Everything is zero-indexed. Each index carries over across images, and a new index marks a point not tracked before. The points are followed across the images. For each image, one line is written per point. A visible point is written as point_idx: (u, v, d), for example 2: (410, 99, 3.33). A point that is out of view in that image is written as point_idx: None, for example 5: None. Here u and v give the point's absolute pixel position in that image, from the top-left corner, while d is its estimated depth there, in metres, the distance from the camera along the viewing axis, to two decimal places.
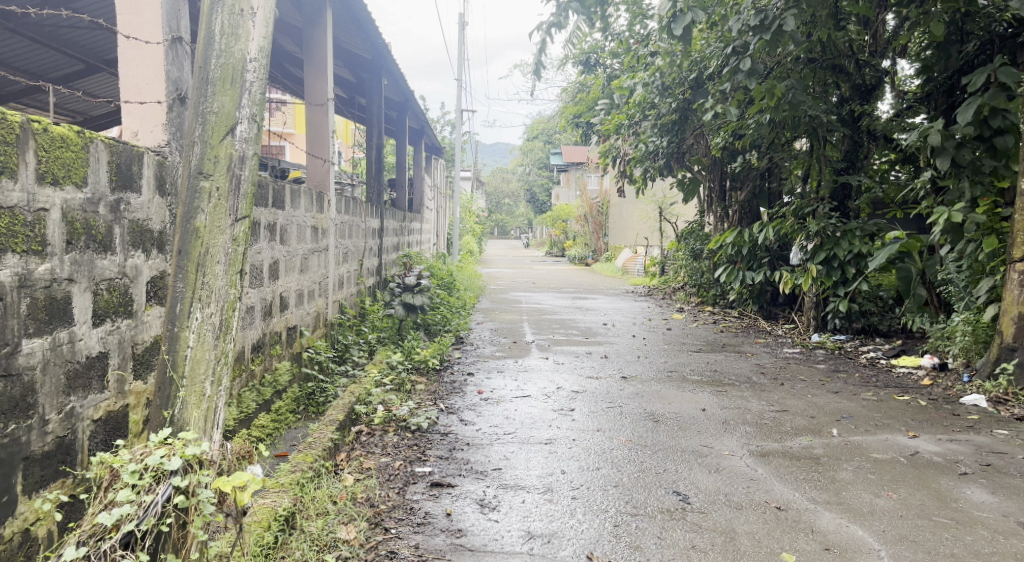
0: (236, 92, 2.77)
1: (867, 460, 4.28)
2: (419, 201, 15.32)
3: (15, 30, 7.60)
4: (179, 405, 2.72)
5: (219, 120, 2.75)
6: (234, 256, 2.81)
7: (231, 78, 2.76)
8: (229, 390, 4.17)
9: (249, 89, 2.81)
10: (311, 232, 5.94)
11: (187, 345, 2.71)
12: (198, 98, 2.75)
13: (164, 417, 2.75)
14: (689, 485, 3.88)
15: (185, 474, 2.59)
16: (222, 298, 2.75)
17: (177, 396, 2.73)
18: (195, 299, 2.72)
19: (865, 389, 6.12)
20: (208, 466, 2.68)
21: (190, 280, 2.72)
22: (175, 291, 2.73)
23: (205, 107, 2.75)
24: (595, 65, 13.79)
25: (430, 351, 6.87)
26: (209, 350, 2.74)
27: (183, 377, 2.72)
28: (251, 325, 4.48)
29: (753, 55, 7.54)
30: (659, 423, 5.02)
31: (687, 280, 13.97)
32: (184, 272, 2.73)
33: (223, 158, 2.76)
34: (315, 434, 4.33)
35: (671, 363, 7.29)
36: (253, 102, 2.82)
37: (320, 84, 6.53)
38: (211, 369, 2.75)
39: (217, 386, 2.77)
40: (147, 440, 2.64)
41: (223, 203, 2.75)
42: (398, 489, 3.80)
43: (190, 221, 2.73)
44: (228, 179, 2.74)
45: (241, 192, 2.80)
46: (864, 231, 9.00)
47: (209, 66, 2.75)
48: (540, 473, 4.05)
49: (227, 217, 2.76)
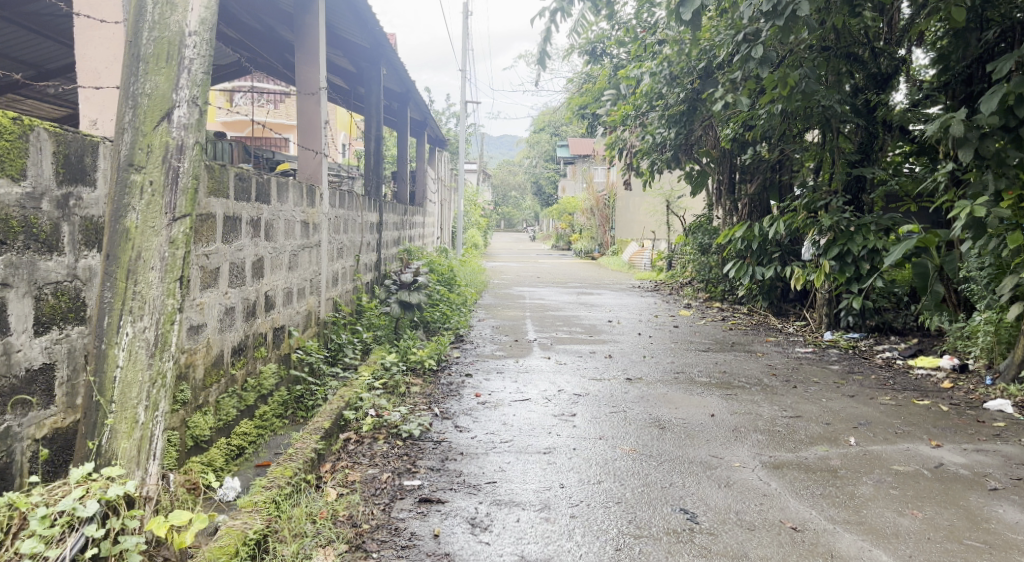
0: (171, 71, 2.72)
1: (888, 473, 3.99)
2: (421, 195, 15.05)
3: (12, 19, 7.33)
4: (108, 434, 2.67)
5: (152, 103, 2.70)
6: (173, 261, 2.76)
7: (165, 55, 2.71)
8: (204, 397, 3.86)
9: (188, 67, 2.75)
10: (302, 227, 5.67)
11: (117, 364, 2.67)
12: (128, 79, 2.70)
13: (89, 447, 2.69)
14: (697, 502, 3.61)
15: (101, 521, 2.53)
16: (157, 309, 2.71)
17: (106, 423, 2.69)
18: (126, 311, 2.68)
19: (882, 392, 5.83)
20: (140, 505, 2.65)
21: (120, 290, 2.68)
22: (104, 302, 2.69)
23: (137, 89, 2.69)
24: (601, 54, 13.23)
25: (427, 351, 6.61)
26: (140, 371, 2.70)
27: (112, 402, 2.68)
28: (231, 327, 4.21)
29: (766, 42, 7.22)
30: (665, 431, 4.75)
31: (695, 275, 13.68)
32: (113, 281, 2.68)
33: (157, 146, 2.71)
34: (297, 444, 4.07)
35: (678, 363, 7.00)
36: (190, 81, 2.75)
37: (312, 72, 6.24)
38: (145, 393, 2.72)
39: (150, 412, 2.73)
40: (67, 479, 2.58)
41: (157, 198, 2.70)
42: (384, 507, 3.54)
43: (121, 220, 2.69)
44: (162, 171, 2.69)
45: (178, 186, 2.75)
46: (879, 226, 8.70)
47: (142, 41, 2.69)
48: (536, 487, 3.79)
49: (163, 215, 2.72)
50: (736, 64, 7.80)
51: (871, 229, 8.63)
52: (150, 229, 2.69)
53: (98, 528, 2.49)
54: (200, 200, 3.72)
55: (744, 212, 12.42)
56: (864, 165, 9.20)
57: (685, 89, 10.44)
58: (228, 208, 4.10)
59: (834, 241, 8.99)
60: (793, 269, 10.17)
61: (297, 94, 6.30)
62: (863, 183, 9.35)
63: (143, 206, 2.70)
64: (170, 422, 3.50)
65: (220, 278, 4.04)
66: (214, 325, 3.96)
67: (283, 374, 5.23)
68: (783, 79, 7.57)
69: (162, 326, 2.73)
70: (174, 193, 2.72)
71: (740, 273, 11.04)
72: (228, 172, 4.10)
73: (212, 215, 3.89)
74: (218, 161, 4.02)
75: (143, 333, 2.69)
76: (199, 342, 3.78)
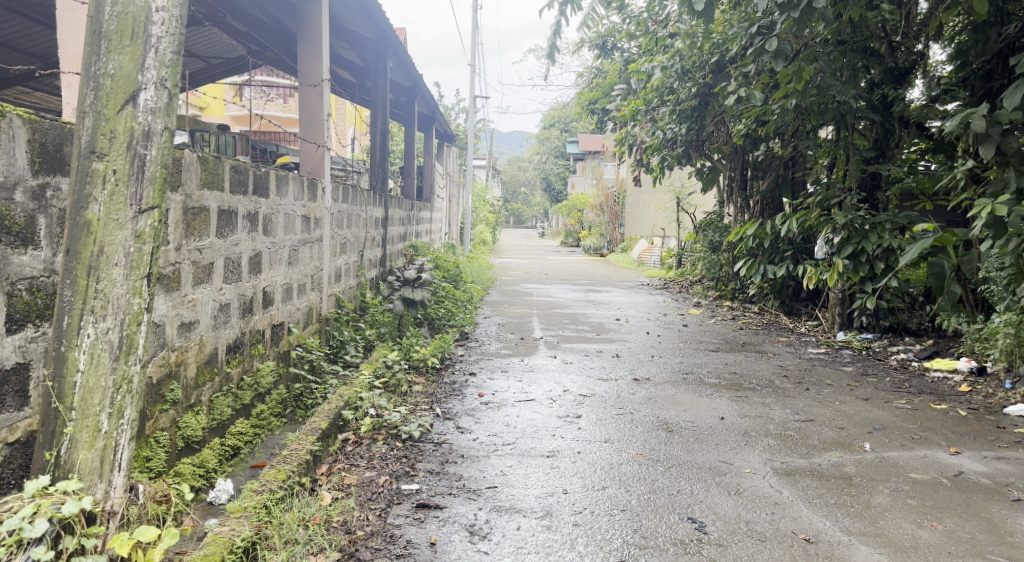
0: (136, 49, 2.57)
1: (905, 481, 3.83)
2: (429, 190, 14.94)
3: (25, 14, 7.24)
4: (67, 444, 2.57)
5: (117, 84, 2.56)
6: (139, 257, 2.64)
7: (129, 32, 2.56)
8: (196, 397, 3.71)
9: (155, 46, 2.60)
10: (303, 221, 5.54)
11: (77, 370, 2.56)
12: (90, 58, 2.55)
13: (47, 458, 2.59)
14: (706, 510, 3.46)
15: (53, 541, 2.47)
16: (120, 310, 2.59)
17: (65, 432, 2.59)
18: (88, 311, 2.56)
19: (898, 396, 5.67)
20: (101, 521, 2.59)
21: (80, 287, 2.55)
22: (63, 302, 2.56)
23: (99, 68, 2.55)
24: (611, 49, 13.09)
25: (430, 349, 6.48)
26: (103, 376, 2.59)
27: (72, 410, 2.57)
28: (226, 324, 4.07)
29: (780, 34, 7.05)
30: (673, 434, 4.60)
31: (705, 273, 13.52)
32: (72, 278, 2.56)
33: (120, 132, 2.57)
34: (293, 446, 3.93)
35: (687, 364, 6.85)
36: (157, 61, 2.61)
37: (315, 63, 6.09)
38: (107, 398, 2.60)
39: (114, 420, 2.62)
40: (22, 493, 2.52)
41: (121, 190, 2.57)
42: (380, 512, 3.40)
43: (81, 213, 2.56)
44: (126, 160, 2.56)
45: (144, 176, 2.62)
46: (894, 223, 8.57)
47: (104, 17, 2.54)
48: (538, 493, 3.65)
49: (128, 207, 2.59)
50: (750, 57, 7.63)
51: (887, 228, 8.48)
52: (112, 221, 2.56)
53: (47, 551, 2.43)
54: (192, 192, 3.59)
55: (756, 209, 12.24)
56: (880, 162, 9.05)
57: (696, 84, 10.28)
58: (223, 201, 3.96)
59: (849, 239, 8.85)
60: (806, 268, 10.02)
61: (299, 85, 6.15)
62: (879, 180, 9.20)
63: (105, 197, 2.57)
64: (158, 423, 3.33)
65: (215, 272, 3.90)
66: (207, 323, 3.80)
67: (283, 372, 5.11)
68: (797, 72, 7.39)
69: (127, 327, 2.61)
70: (139, 183, 2.59)
71: (751, 271, 10.88)
72: (223, 164, 3.96)
73: (206, 208, 3.75)
74: (213, 152, 3.88)
75: (106, 334, 2.57)
76: (191, 338, 3.64)
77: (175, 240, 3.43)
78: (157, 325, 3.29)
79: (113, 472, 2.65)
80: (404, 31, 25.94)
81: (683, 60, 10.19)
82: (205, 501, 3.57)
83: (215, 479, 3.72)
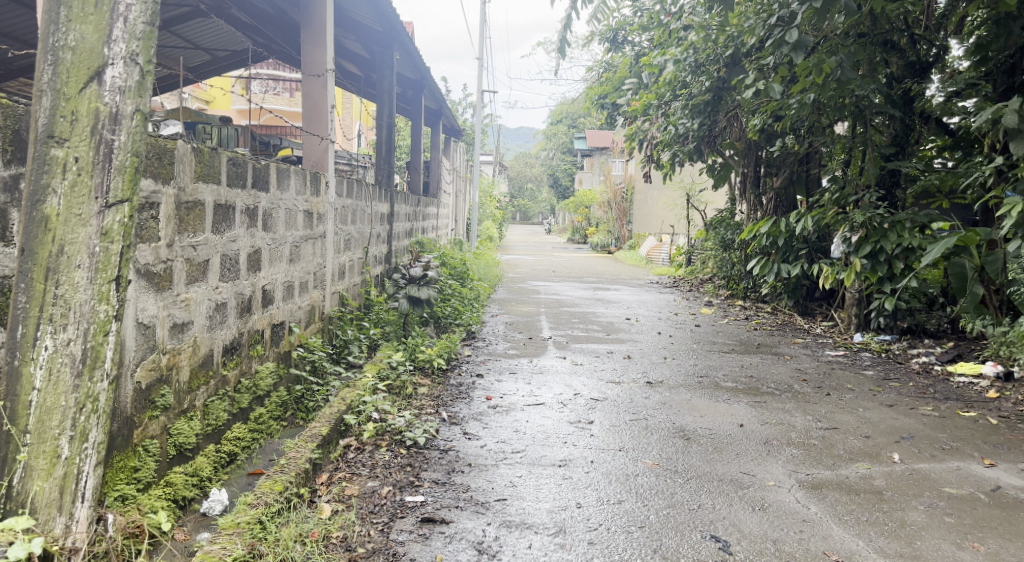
0: (100, 20, 2.50)
1: (940, 497, 3.61)
2: (436, 186, 14.74)
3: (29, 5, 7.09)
4: (22, 474, 2.49)
5: (80, 57, 2.48)
6: (103, 259, 2.57)
7: (93, 1, 2.49)
8: (190, 401, 3.50)
9: (123, 17, 2.53)
10: (305, 216, 5.33)
11: (34, 387, 2.49)
12: (48, 28, 2.47)
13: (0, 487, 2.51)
14: (730, 528, 3.24)
15: None
16: (84, 318, 2.53)
17: (18, 459, 2.50)
18: (47, 321, 2.49)
19: (923, 402, 5.45)
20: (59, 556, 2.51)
21: (39, 294, 2.49)
22: (18, 312, 2.48)
23: (58, 40, 2.47)
24: (622, 42, 12.84)
25: (436, 350, 6.27)
26: (63, 394, 2.51)
27: (28, 432, 2.49)
28: (223, 325, 3.85)
29: (800, 25, 6.84)
30: (691, 443, 4.39)
31: (716, 272, 13.29)
32: (29, 278, 2.49)
33: (85, 113, 2.50)
34: (291, 455, 3.71)
35: (702, 366, 6.64)
36: (126, 32, 2.54)
37: (320, 52, 5.88)
38: (68, 418, 2.53)
39: (75, 443, 2.56)
40: None
41: (85, 180, 2.50)
42: (383, 527, 3.19)
43: (39, 208, 2.48)
44: (90, 146, 2.49)
45: (111, 165, 2.56)
46: (914, 222, 8.31)
47: None
48: (551, 506, 3.44)
49: (93, 202, 2.53)
50: (769, 49, 7.39)
51: (907, 227, 8.26)
52: (75, 217, 2.49)
53: None
54: (186, 185, 3.38)
55: (769, 207, 12.01)
56: (898, 159, 8.92)
57: (710, 78, 10.05)
58: (220, 196, 3.76)
59: (867, 238, 8.63)
60: (823, 267, 9.82)
61: (302, 75, 5.94)
62: (898, 177, 9.06)
63: (66, 189, 2.49)
64: (147, 430, 3.12)
65: (211, 270, 3.69)
66: (201, 323, 3.58)
67: (284, 373, 4.90)
68: (817, 65, 7.16)
69: (91, 338, 2.55)
70: (106, 173, 2.53)
71: (765, 270, 10.66)
72: (220, 156, 3.76)
73: (201, 202, 3.54)
74: (209, 144, 3.67)
75: (66, 347, 2.50)
76: (185, 339, 3.42)
77: (167, 237, 3.22)
78: (146, 327, 3.06)
79: (73, 502, 2.58)
80: (411, 24, 25.69)
81: (696, 54, 9.97)
82: (198, 512, 3.37)
83: (210, 489, 3.52)
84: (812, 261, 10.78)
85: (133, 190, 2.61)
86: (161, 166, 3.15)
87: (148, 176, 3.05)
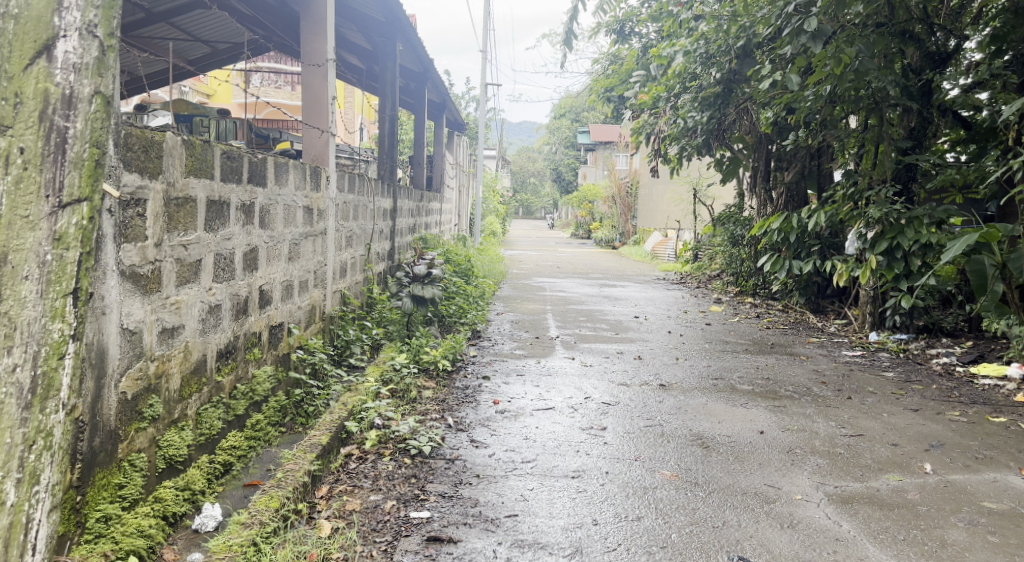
0: None
1: (981, 513, 3.39)
2: (439, 180, 14.53)
3: None
4: None
5: (25, 26, 1.80)
6: (60, 268, 1.87)
7: None
8: (181, 411, 3.27)
9: None
10: (305, 212, 5.11)
11: None
12: None
13: None
14: (758, 548, 3.03)
15: None
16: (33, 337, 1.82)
17: None
18: None
19: (949, 407, 5.26)
20: None
21: None
22: None
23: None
24: (629, 34, 12.52)
25: (441, 351, 6.06)
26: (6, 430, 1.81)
27: None
28: (217, 327, 3.63)
29: (819, 14, 6.63)
30: (710, 453, 4.18)
31: (724, 268, 13.08)
32: None
33: (33, 94, 1.81)
34: (289, 466, 3.48)
35: (716, 367, 6.43)
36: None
37: (321, 41, 5.63)
38: (14, 460, 1.83)
39: (29, 489, 1.88)
40: None
41: (34, 172, 1.81)
42: (386, 547, 2.98)
43: None
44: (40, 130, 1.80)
45: (67, 153, 1.86)
46: (932, 218, 8.07)
47: None
48: (565, 523, 3.22)
49: (44, 197, 1.83)
50: (786, 37, 7.15)
51: (925, 222, 8.05)
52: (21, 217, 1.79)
53: None
54: (176, 180, 3.15)
55: (779, 202, 11.78)
56: (915, 152, 8.69)
57: (721, 70, 9.83)
58: (213, 191, 3.53)
59: (883, 234, 8.41)
60: (837, 264, 9.62)
61: (302, 65, 5.69)
62: (915, 171, 8.79)
63: (8, 184, 1.79)
64: (134, 443, 2.88)
65: (203, 271, 3.47)
66: (191, 327, 3.35)
67: (283, 377, 4.68)
68: (835, 55, 6.92)
69: (43, 364, 1.85)
70: (59, 165, 1.82)
71: (776, 266, 10.45)
72: (213, 149, 3.53)
73: (193, 198, 3.31)
74: (202, 137, 3.45)
75: (9, 374, 1.81)
76: (175, 345, 3.19)
77: (155, 235, 2.98)
78: (132, 333, 2.83)
79: (21, 557, 1.88)
80: (412, 17, 25.45)
81: (706, 45, 9.74)
82: (190, 528, 3.15)
83: (202, 504, 3.29)
84: (823, 258, 10.56)
85: (97, 185, 1.91)
86: (149, 161, 2.92)
87: (134, 171, 2.81)
